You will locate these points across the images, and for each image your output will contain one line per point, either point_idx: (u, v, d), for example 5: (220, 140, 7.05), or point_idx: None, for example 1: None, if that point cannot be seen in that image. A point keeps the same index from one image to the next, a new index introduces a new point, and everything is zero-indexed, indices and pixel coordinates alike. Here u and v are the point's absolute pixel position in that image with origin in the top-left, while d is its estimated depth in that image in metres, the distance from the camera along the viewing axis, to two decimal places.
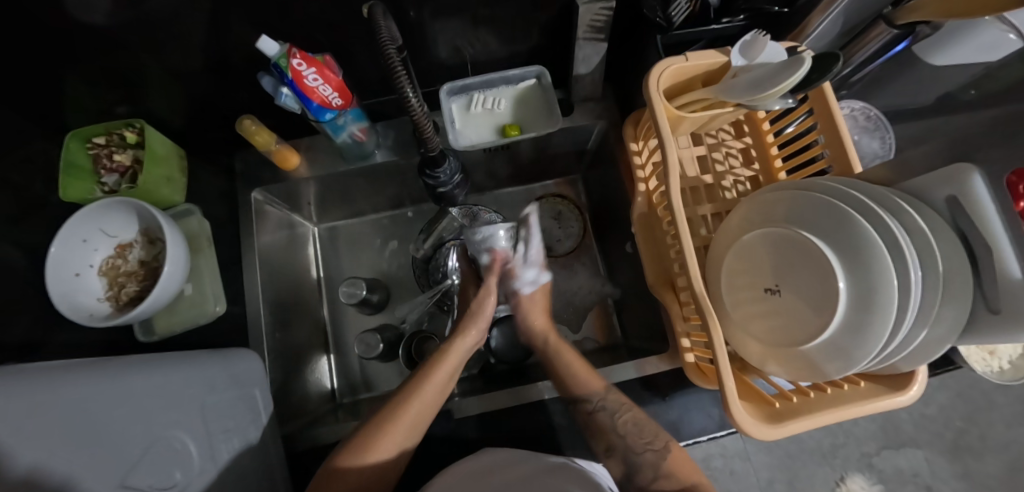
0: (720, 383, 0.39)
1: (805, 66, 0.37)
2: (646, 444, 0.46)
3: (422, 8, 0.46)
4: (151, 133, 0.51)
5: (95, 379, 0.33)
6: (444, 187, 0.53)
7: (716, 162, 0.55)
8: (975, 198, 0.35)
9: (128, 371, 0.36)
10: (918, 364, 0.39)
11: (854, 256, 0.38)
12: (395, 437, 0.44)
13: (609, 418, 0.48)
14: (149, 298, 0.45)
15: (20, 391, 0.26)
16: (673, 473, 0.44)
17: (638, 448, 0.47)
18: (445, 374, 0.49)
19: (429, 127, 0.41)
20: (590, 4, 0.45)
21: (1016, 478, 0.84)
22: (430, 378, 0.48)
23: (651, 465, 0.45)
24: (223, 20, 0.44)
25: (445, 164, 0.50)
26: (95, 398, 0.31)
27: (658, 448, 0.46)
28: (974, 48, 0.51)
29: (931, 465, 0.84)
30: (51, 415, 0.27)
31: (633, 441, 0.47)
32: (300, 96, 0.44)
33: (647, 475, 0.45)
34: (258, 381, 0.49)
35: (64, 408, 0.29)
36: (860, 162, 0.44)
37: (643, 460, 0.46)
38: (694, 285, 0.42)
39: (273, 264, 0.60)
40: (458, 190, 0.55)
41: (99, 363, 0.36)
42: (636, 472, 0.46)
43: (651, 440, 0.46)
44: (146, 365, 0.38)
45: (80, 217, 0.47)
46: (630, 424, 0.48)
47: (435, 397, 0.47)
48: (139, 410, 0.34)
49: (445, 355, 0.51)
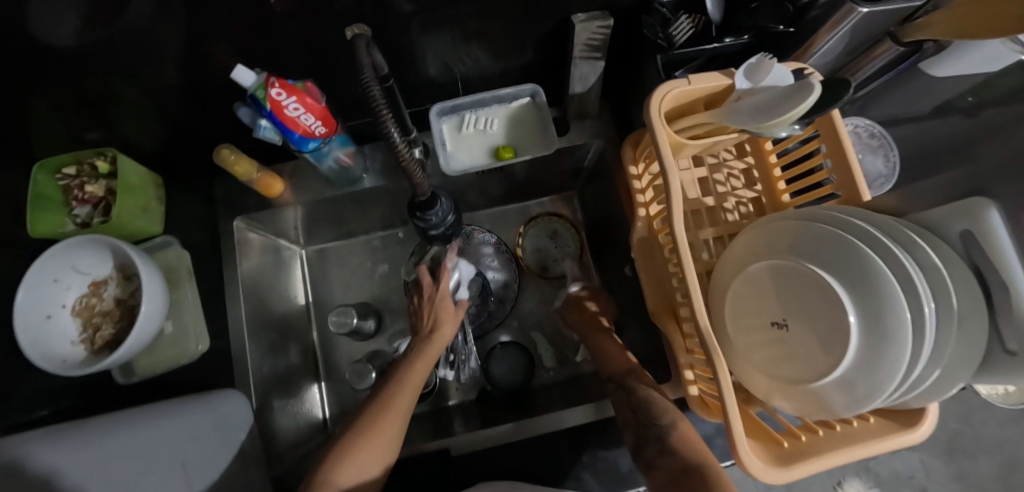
0: (727, 421, 0.37)
1: (814, 94, 0.35)
2: (653, 419, 0.44)
3: (409, 23, 0.43)
4: (125, 162, 0.48)
5: (84, 442, 0.36)
6: (435, 229, 0.45)
7: (717, 183, 0.53)
8: (992, 234, 0.34)
9: (138, 418, 0.40)
10: (930, 403, 0.38)
11: (866, 291, 0.37)
12: (364, 463, 0.40)
13: (625, 394, 0.49)
14: (128, 341, 0.43)
15: (71, 434, 0.36)
16: (676, 450, 0.41)
17: (647, 422, 0.45)
18: (416, 377, 0.47)
19: (421, 174, 0.35)
20: (586, 22, 0.44)
21: (1010, 477, 0.84)
22: (393, 400, 0.44)
23: (657, 439, 0.43)
24: (196, 45, 0.41)
25: (438, 207, 0.42)
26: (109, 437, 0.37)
27: (664, 426, 0.44)
28: (976, 61, 0.50)
29: (927, 466, 0.85)
30: (80, 442, 0.36)
31: (643, 416, 0.45)
32: (281, 128, 0.41)
33: (652, 451, 0.43)
34: (245, 423, 0.45)
35: (88, 440, 0.36)
36: (868, 190, 0.43)
37: (650, 433, 0.44)
38: (700, 319, 0.40)
39: (258, 294, 0.57)
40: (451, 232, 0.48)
41: (53, 444, 0.35)
42: (644, 443, 0.44)
43: (661, 415, 0.44)
44: (100, 435, 0.37)
45: (51, 257, 0.44)
46: (643, 400, 0.46)
47: (401, 419, 0.44)
48: (112, 472, 0.35)
49: (408, 375, 0.47)
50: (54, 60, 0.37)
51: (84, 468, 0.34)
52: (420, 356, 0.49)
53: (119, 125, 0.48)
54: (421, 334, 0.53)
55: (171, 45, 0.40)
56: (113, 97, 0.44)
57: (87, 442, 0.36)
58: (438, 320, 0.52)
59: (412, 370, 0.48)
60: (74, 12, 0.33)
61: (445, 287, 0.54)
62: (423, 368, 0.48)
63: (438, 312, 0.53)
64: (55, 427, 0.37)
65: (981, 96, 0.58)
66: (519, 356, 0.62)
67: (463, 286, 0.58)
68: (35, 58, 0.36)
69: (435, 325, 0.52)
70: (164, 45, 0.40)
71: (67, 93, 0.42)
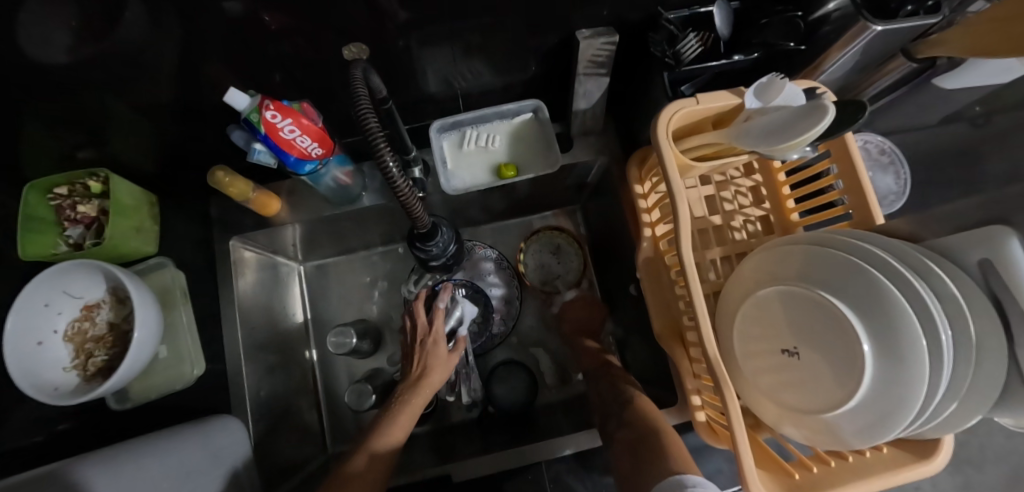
0: (737, 455, 0.36)
1: (828, 118, 0.33)
2: (618, 399, 0.51)
3: (408, 37, 0.41)
4: (119, 182, 0.47)
5: (100, 462, 0.35)
6: (436, 259, 0.44)
7: (725, 201, 0.52)
8: (1013, 265, 0.33)
9: (145, 444, 0.39)
10: (946, 434, 0.37)
11: (880, 321, 0.36)
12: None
13: (595, 386, 0.56)
14: (120, 369, 0.42)
15: (86, 455, 0.36)
16: (633, 421, 0.46)
17: (612, 401, 0.51)
18: (399, 429, 0.46)
19: (420, 205, 0.34)
20: (590, 39, 0.42)
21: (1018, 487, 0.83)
22: (377, 445, 0.44)
23: (615, 414, 0.49)
24: (190, 63, 0.40)
25: (438, 237, 0.41)
26: (120, 458, 0.36)
27: (626, 401, 0.49)
28: (991, 74, 0.49)
29: (933, 478, 0.84)
30: (94, 461, 0.35)
31: (609, 397, 0.52)
32: (277, 151, 0.40)
33: (613, 424, 0.48)
34: (240, 454, 0.45)
35: (99, 460, 0.35)
36: (881, 214, 0.42)
37: (615, 409, 0.49)
38: (708, 347, 0.39)
39: (253, 315, 0.55)
40: (452, 261, 0.47)
41: (81, 462, 0.34)
42: (608, 420, 0.49)
43: (621, 396, 0.51)
44: (108, 468, 0.34)
45: (40, 282, 0.42)
46: (609, 388, 0.54)
47: (387, 467, 0.43)
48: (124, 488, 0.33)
49: (394, 420, 0.46)
50: (42, 81, 0.36)
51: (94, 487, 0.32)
52: (407, 405, 0.47)
53: (111, 143, 0.47)
54: (408, 380, 0.50)
55: (163, 64, 0.39)
56: (106, 114, 0.43)
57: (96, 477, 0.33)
58: (427, 367, 0.50)
59: (395, 427, 0.45)
60: (59, 32, 0.32)
61: (439, 328, 0.51)
62: (405, 423, 0.46)
63: (429, 359, 0.50)
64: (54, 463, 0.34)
65: (990, 106, 0.64)
66: (519, 376, 0.60)
67: (465, 322, 0.56)
68: (20, 79, 0.35)
69: (423, 372, 0.49)
70: (156, 63, 0.39)
71: (57, 112, 0.40)
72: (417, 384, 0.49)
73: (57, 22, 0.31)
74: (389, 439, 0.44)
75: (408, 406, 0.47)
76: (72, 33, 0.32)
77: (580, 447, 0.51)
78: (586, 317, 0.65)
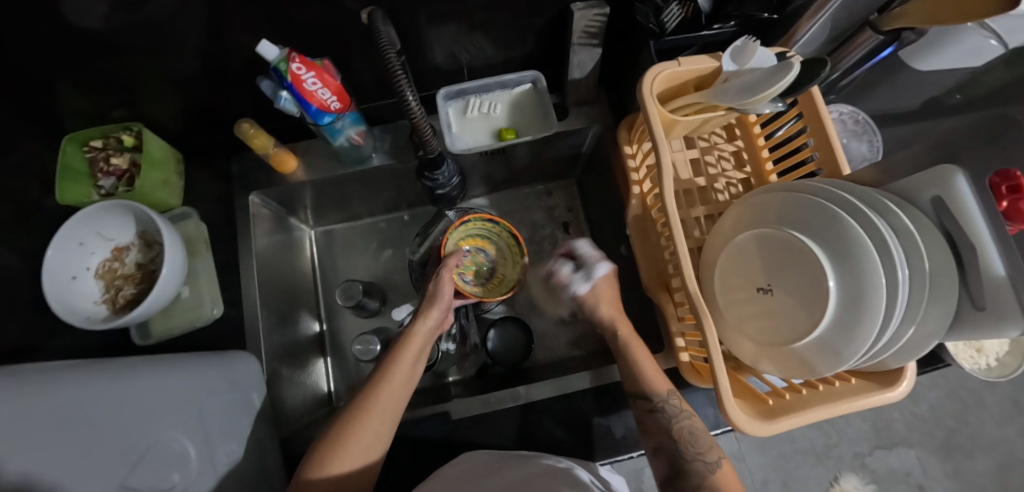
0: (715, 382, 0.39)
1: (795, 71, 0.38)
2: (697, 454, 0.44)
3: (420, 11, 0.46)
4: (150, 136, 0.51)
5: (119, 373, 0.37)
6: (441, 187, 0.56)
7: (709, 164, 0.56)
8: (960, 198, 0.36)
9: (163, 366, 0.41)
10: (907, 362, 0.40)
11: (843, 255, 0.39)
12: (358, 450, 0.43)
13: (667, 420, 0.46)
14: (148, 300, 0.46)
15: (115, 361, 0.39)
16: (718, 487, 0.42)
17: (688, 456, 0.44)
18: (410, 358, 0.48)
19: (427, 130, 0.44)
20: (585, 10, 0.47)
21: (1008, 478, 0.80)
22: (374, 397, 0.45)
23: (698, 475, 0.43)
24: (222, 29, 0.44)
25: (443, 166, 0.52)
26: (139, 370, 0.39)
27: (708, 458, 0.43)
28: (956, 55, 0.53)
29: (923, 464, 0.80)
30: (114, 365, 0.38)
31: (685, 448, 0.44)
32: (299, 100, 0.45)
33: (691, 483, 0.43)
34: (256, 383, 0.49)
35: (116, 368, 0.38)
36: (848, 165, 0.46)
37: (690, 468, 0.43)
38: (689, 286, 0.41)
39: (268, 267, 0.59)
40: (456, 191, 0.58)
41: (105, 366, 0.37)
42: (681, 477, 0.44)
43: (705, 451, 0.44)
44: (129, 375, 0.38)
45: (78, 220, 0.47)
46: (687, 432, 0.45)
47: (389, 417, 0.45)
48: (131, 400, 0.36)
49: (391, 370, 0.47)
50: (92, 38, 0.40)
51: (107, 390, 0.34)
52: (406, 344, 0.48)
53: (146, 103, 0.51)
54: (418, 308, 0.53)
55: (199, 29, 0.43)
56: (143, 75, 0.47)
57: (93, 380, 0.35)
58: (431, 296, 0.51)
59: (395, 368, 0.47)
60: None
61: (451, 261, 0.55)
62: (416, 349, 0.49)
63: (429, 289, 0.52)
64: (76, 361, 0.37)
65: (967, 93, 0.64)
66: (513, 328, 0.64)
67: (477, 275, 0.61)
68: (75, 35, 0.40)
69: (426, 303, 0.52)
70: (193, 28, 0.43)
71: (100, 70, 0.45)
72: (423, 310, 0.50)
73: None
74: (387, 396, 0.45)
75: (420, 331, 0.50)
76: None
77: (563, 390, 0.54)
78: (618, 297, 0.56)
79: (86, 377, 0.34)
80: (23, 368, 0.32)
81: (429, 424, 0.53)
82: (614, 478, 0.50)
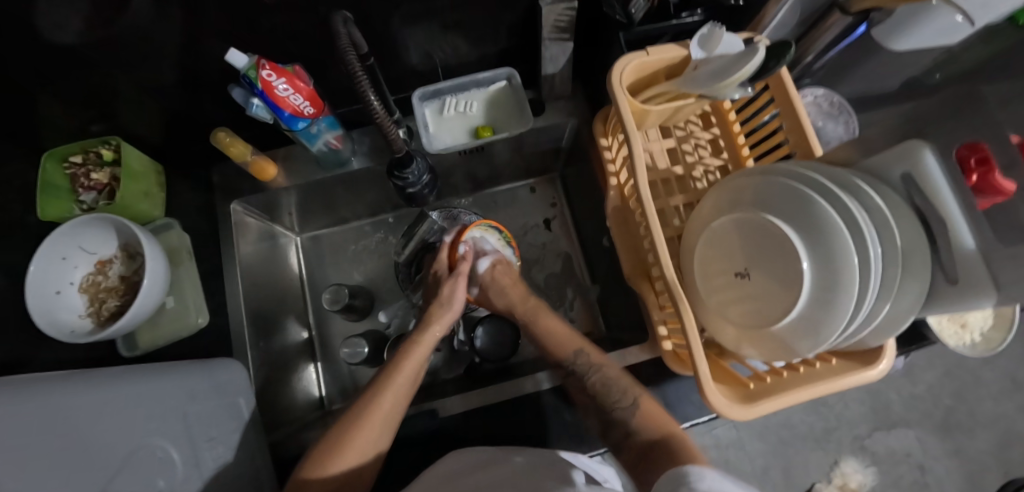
0: (695, 368, 0.39)
1: (759, 56, 0.38)
2: (614, 402, 0.48)
3: (390, 15, 0.46)
4: (130, 150, 0.51)
5: (99, 384, 0.37)
6: (413, 187, 0.56)
7: (686, 153, 0.57)
8: (928, 173, 0.36)
9: (141, 374, 0.41)
10: (887, 340, 0.40)
11: (818, 238, 0.39)
12: (356, 454, 0.44)
13: (580, 379, 0.51)
14: (130, 311, 0.46)
15: (97, 372, 0.39)
16: (644, 427, 0.46)
17: (609, 406, 0.48)
18: (416, 363, 0.50)
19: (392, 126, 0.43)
20: (553, 4, 0.46)
21: (1008, 453, 0.80)
22: (376, 404, 0.45)
23: (623, 421, 0.47)
24: (193, 40, 0.44)
25: (412, 164, 0.53)
26: (120, 381, 0.39)
27: (624, 405, 0.48)
28: (933, 34, 0.51)
29: (923, 444, 0.80)
30: (97, 376, 0.38)
31: (604, 401, 0.49)
32: (272, 106, 0.46)
33: (620, 431, 0.47)
34: (242, 388, 0.49)
35: (100, 378, 0.38)
36: (821, 146, 0.46)
37: (615, 417, 0.47)
38: (667, 274, 0.41)
39: (253, 275, 0.60)
40: (428, 190, 0.58)
41: (87, 376, 0.38)
42: (611, 428, 0.48)
43: (620, 398, 0.48)
44: (108, 385, 0.38)
45: (57, 236, 0.47)
46: (600, 384, 0.50)
47: (385, 420, 0.45)
48: (111, 414, 0.35)
49: (393, 376, 0.48)
50: (63, 55, 0.41)
51: (89, 402, 0.35)
52: (413, 349, 0.51)
53: (122, 117, 0.52)
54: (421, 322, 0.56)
55: (170, 43, 0.44)
56: (117, 90, 0.48)
57: (73, 391, 0.35)
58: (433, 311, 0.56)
59: (397, 376, 0.48)
60: (77, 16, 0.37)
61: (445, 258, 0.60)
62: (422, 356, 0.51)
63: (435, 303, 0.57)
64: (60, 373, 0.37)
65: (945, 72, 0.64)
66: (503, 325, 0.63)
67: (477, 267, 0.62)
68: (47, 53, 0.40)
69: (431, 317, 0.56)
70: (162, 41, 0.43)
71: (75, 87, 0.45)
72: (430, 322, 0.55)
73: (75, 5, 0.36)
74: (389, 399, 0.46)
75: (427, 341, 0.53)
76: (88, 13, 0.37)
77: (546, 384, 0.54)
78: (511, 279, 0.63)
79: (68, 386, 0.34)
80: (5, 380, 0.32)
81: (418, 422, 0.53)
82: (603, 470, 0.50)
